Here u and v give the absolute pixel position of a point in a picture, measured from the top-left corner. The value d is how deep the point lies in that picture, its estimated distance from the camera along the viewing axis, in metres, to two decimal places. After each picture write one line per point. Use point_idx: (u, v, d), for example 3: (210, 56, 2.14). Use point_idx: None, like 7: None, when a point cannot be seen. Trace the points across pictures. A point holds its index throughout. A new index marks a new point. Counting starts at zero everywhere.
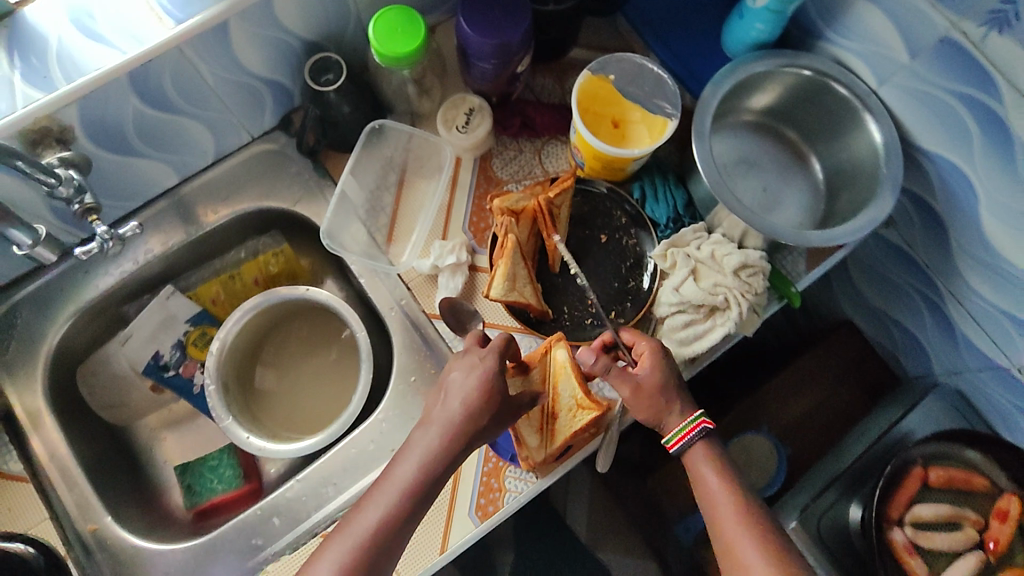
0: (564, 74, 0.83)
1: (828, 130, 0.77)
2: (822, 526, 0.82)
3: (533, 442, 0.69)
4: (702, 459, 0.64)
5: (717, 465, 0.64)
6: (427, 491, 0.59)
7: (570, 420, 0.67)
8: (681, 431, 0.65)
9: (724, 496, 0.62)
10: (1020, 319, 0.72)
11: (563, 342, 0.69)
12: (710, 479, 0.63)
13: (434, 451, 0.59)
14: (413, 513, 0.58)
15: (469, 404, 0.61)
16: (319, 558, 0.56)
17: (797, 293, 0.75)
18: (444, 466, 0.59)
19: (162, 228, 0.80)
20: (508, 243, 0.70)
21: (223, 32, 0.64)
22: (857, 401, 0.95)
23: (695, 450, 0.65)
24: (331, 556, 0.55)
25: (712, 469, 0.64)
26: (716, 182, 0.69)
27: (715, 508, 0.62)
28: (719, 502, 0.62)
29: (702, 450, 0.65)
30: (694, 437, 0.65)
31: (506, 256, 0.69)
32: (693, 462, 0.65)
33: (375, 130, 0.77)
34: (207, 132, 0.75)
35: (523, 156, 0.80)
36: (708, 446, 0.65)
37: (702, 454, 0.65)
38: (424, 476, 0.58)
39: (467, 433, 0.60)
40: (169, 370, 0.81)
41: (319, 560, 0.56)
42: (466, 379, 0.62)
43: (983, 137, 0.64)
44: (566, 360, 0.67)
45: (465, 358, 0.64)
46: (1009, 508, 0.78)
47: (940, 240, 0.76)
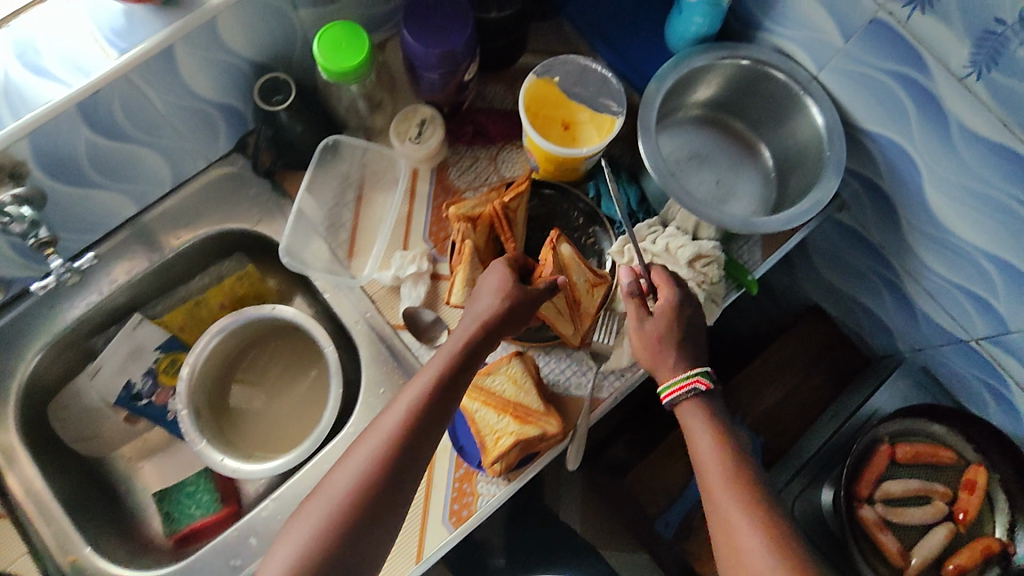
0: (515, 80, 0.84)
1: (774, 118, 0.78)
2: (797, 508, 0.86)
3: (568, 331, 0.73)
4: (696, 417, 0.62)
5: (712, 421, 0.62)
6: (446, 400, 0.59)
7: (589, 298, 0.73)
8: (676, 384, 0.63)
9: (717, 456, 0.60)
10: (975, 291, 0.74)
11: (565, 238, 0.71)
12: (704, 437, 0.61)
13: (450, 360, 0.60)
14: (433, 422, 0.58)
15: (483, 315, 0.63)
16: (339, 468, 0.56)
17: (753, 280, 0.76)
18: (459, 376, 0.60)
19: (125, 257, 0.81)
20: (465, 248, 0.72)
21: (169, 58, 0.64)
22: (825, 385, 0.97)
23: (690, 407, 0.63)
24: (351, 464, 0.56)
25: (707, 426, 0.62)
26: (665, 178, 0.71)
27: (708, 468, 0.60)
28: (714, 464, 0.59)
29: (696, 407, 0.63)
30: (687, 394, 0.63)
31: (465, 262, 0.72)
32: (686, 418, 0.63)
33: (329, 147, 0.77)
34: (163, 160, 0.76)
35: (478, 165, 0.81)
36: (703, 405, 0.63)
37: (695, 412, 0.63)
38: (442, 384, 0.59)
39: (480, 342, 0.61)
40: (143, 398, 0.82)
41: (339, 470, 0.56)
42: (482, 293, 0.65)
43: (918, 113, 0.66)
44: (573, 253, 0.71)
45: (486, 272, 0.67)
46: (977, 479, 0.79)
47: (891, 219, 0.78)
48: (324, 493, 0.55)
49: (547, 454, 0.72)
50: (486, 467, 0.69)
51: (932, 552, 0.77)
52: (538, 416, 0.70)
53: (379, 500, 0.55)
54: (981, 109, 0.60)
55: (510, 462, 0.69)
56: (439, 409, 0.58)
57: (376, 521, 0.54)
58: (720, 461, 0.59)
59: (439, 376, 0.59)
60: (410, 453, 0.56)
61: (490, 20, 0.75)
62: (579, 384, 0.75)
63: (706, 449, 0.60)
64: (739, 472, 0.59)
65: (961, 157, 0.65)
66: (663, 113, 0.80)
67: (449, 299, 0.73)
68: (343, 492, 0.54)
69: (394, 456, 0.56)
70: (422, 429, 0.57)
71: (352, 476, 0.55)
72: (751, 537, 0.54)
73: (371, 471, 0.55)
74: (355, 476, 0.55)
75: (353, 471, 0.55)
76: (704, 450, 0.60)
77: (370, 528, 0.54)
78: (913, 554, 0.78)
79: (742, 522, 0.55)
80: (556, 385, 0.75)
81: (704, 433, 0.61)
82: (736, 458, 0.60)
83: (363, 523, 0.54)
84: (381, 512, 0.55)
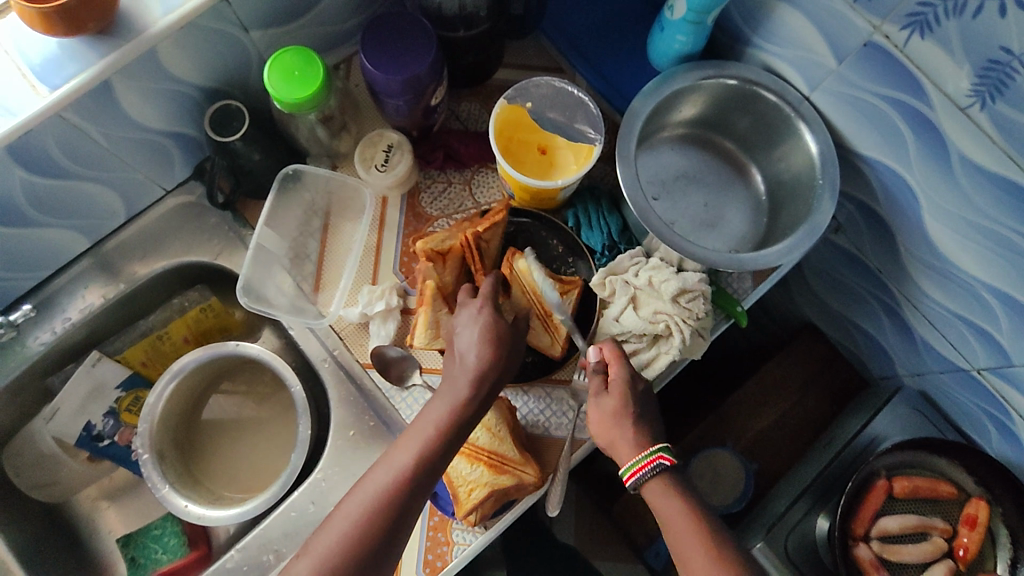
0: (490, 97, 0.79)
1: (766, 140, 0.74)
2: (790, 541, 0.79)
3: (546, 342, 0.70)
4: (663, 496, 0.59)
5: (679, 498, 0.59)
6: (441, 457, 0.56)
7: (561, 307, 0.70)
8: (635, 465, 0.60)
9: (694, 537, 0.57)
10: (975, 323, 0.69)
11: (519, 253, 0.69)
12: (678, 519, 0.58)
13: (445, 413, 0.57)
14: (420, 489, 0.54)
15: (474, 370, 0.58)
16: (325, 527, 0.53)
17: (743, 311, 0.71)
18: (454, 432, 0.56)
19: (78, 293, 0.77)
20: (425, 290, 0.68)
21: (106, 91, 0.60)
22: (823, 407, 0.92)
23: (655, 486, 0.60)
24: (338, 523, 0.52)
25: (680, 505, 0.58)
26: (644, 210, 0.66)
27: (686, 552, 0.57)
28: (692, 548, 0.56)
29: (662, 486, 0.59)
30: (651, 473, 0.60)
31: (426, 304, 0.68)
32: (652, 500, 0.60)
33: (290, 175, 0.73)
34: (113, 193, 0.72)
35: (452, 190, 0.76)
36: (669, 482, 0.60)
37: (661, 492, 0.59)
38: (437, 440, 0.56)
39: (474, 397, 0.58)
40: (105, 439, 0.77)
41: (325, 529, 0.53)
42: (474, 336, 0.60)
43: (917, 141, 0.61)
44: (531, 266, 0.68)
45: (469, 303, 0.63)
46: (978, 514, 0.76)
47: (888, 245, 0.73)
48: (309, 554, 0.52)
49: (525, 500, 0.69)
50: (460, 519, 0.65)
51: None
52: (514, 465, 0.66)
53: (364, 565, 0.51)
54: (984, 140, 0.55)
55: (486, 512, 0.65)
56: (433, 468, 0.55)
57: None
58: (699, 545, 0.56)
59: (434, 431, 0.56)
60: (401, 514, 0.53)
61: (458, 39, 0.70)
62: (558, 424, 0.71)
63: (682, 531, 0.57)
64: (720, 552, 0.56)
65: (962, 189, 0.60)
66: (648, 132, 0.75)
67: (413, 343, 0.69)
68: (328, 555, 0.51)
69: (383, 518, 0.52)
70: (415, 488, 0.54)
71: (338, 536, 0.52)
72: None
73: (358, 533, 0.52)
74: (342, 538, 0.51)
75: (340, 532, 0.52)
76: (680, 533, 0.57)
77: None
78: None
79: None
80: (534, 425, 0.71)
81: (675, 513, 0.58)
82: (714, 536, 0.57)
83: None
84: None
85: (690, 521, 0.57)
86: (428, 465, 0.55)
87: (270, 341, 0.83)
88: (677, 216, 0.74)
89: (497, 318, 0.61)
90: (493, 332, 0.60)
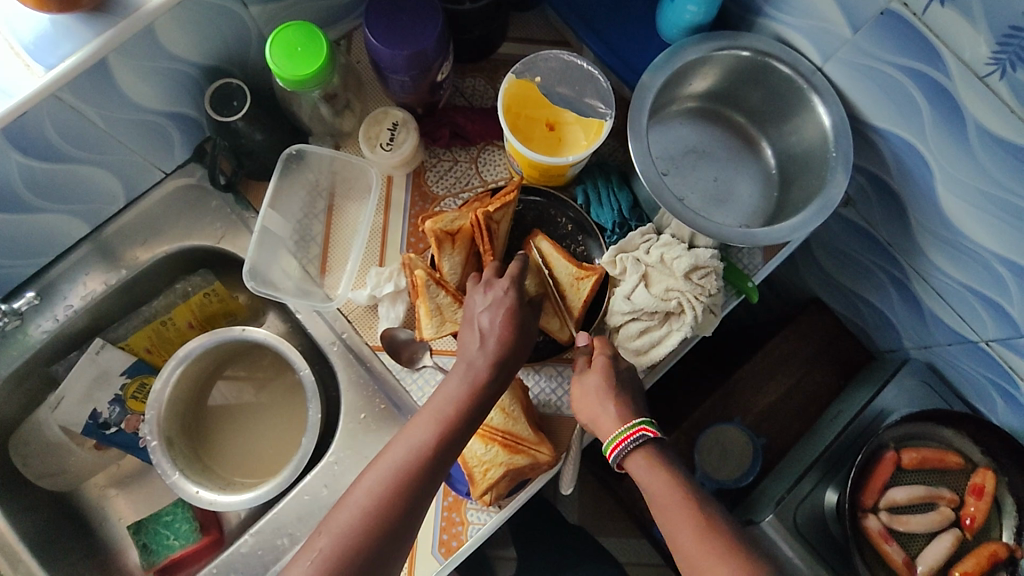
0: (495, 73, 0.77)
1: (778, 114, 0.73)
2: (799, 516, 0.80)
3: (555, 326, 0.69)
4: (647, 471, 0.58)
5: (664, 472, 0.58)
6: (459, 437, 0.55)
7: (576, 292, 0.69)
8: (618, 438, 0.59)
9: (681, 509, 0.56)
10: (985, 294, 0.69)
11: (542, 236, 0.71)
12: (663, 491, 0.57)
13: (463, 393, 0.57)
14: (437, 470, 0.54)
15: (495, 355, 0.59)
16: (343, 505, 0.52)
17: (754, 287, 0.71)
18: (472, 412, 0.56)
19: (78, 280, 0.75)
20: (418, 279, 0.67)
21: (102, 68, 0.59)
22: (829, 381, 0.92)
23: (639, 458, 0.59)
24: (356, 501, 0.52)
25: (664, 477, 0.58)
26: (656, 184, 0.65)
27: (674, 523, 0.56)
28: (680, 521, 0.56)
29: (646, 458, 0.59)
30: (634, 445, 0.59)
31: (422, 295, 0.67)
32: (637, 474, 0.59)
33: (293, 156, 0.72)
34: (112, 176, 0.70)
35: (458, 167, 0.75)
36: (651, 455, 0.59)
37: (644, 464, 0.58)
38: (456, 419, 0.55)
39: (491, 379, 0.58)
40: (111, 427, 0.76)
41: (342, 508, 0.52)
42: (493, 320, 0.60)
43: (932, 111, 0.60)
44: (552, 249, 0.70)
45: (491, 285, 0.63)
46: (984, 484, 0.76)
47: (898, 217, 0.73)
48: (327, 532, 0.51)
49: (538, 479, 0.69)
50: (475, 499, 0.66)
51: (938, 559, 0.75)
52: (529, 445, 0.66)
53: (383, 544, 0.50)
54: (1002, 110, 0.55)
55: (500, 491, 0.66)
56: (450, 447, 0.55)
57: (380, 567, 0.50)
58: (688, 518, 0.55)
59: (452, 411, 0.56)
60: (419, 492, 0.52)
61: (462, 11, 0.68)
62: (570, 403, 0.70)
63: (670, 504, 0.56)
64: (709, 524, 0.55)
65: (977, 160, 0.59)
66: (657, 106, 0.74)
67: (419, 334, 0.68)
68: (348, 533, 0.50)
69: (403, 496, 0.52)
70: (433, 467, 0.53)
71: (358, 515, 0.51)
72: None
73: (378, 512, 0.51)
74: (361, 516, 0.51)
75: (359, 510, 0.51)
76: (667, 505, 0.57)
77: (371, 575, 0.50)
78: (918, 562, 0.76)
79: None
80: (547, 404, 0.71)
81: (661, 487, 0.57)
82: (703, 509, 0.56)
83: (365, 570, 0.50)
84: (385, 557, 0.51)
85: (675, 492, 0.57)
86: (446, 443, 0.54)
87: (275, 325, 0.82)
88: (687, 191, 0.74)
89: (519, 302, 0.62)
90: (513, 316, 0.61)
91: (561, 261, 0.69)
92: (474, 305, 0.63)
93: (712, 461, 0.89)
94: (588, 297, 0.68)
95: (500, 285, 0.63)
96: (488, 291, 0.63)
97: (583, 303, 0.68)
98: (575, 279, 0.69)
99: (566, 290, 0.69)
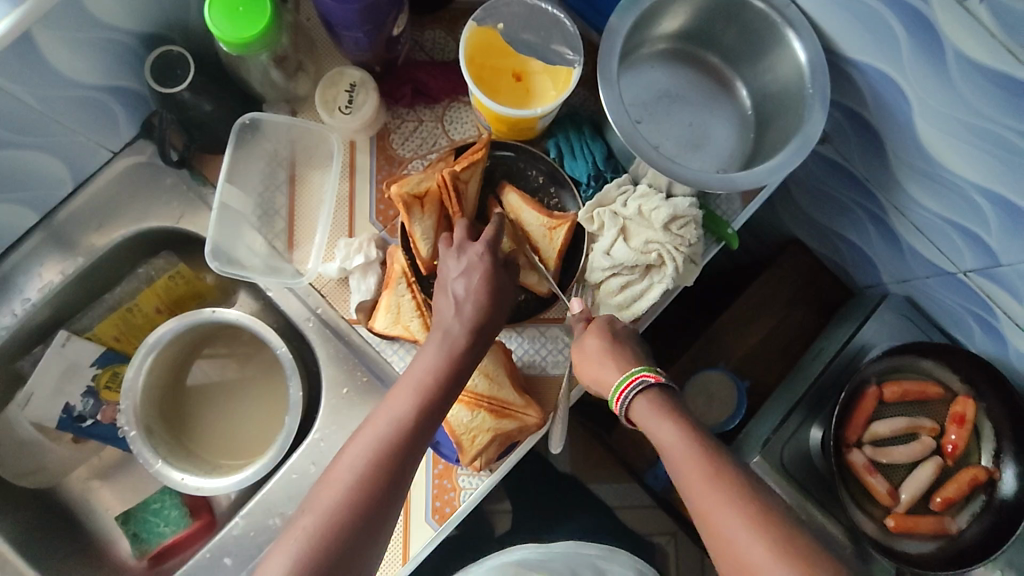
0: (454, 23, 0.73)
1: (752, 50, 0.70)
2: (786, 453, 0.81)
3: (532, 280, 0.68)
4: (651, 417, 0.58)
5: (666, 415, 0.57)
6: (440, 407, 0.55)
7: (549, 242, 0.67)
8: (625, 380, 0.59)
9: (688, 454, 0.54)
10: (963, 225, 0.68)
11: (512, 188, 0.69)
12: (669, 438, 0.56)
13: (442, 362, 0.56)
14: (420, 440, 0.53)
15: (473, 320, 0.59)
16: (326, 482, 0.51)
17: (734, 233, 0.69)
18: (452, 381, 0.56)
19: (33, 271, 0.72)
20: (393, 272, 0.67)
21: (30, 44, 0.55)
22: (810, 321, 0.92)
23: (642, 405, 0.58)
24: (340, 476, 0.50)
25: (669, 424, 0.56)
26: (629, 133, 0.62)
27: (684, 473, 0.54)
28: (692, 469, 0.53)
29: (650, 403, 0.58)
30: (635, 392, 0.59)
31: (390, 287, 0.67)
32: (642, 419, 0.58)
33: (247, 126, 0.68)
34: (57, 159, 0.66)
35: (424, 127, 0.72)
36: (654, 399, 0.58)
37: (647, 408, 0.58)
38: (435, 389, 0.55)
39: (469, 348, 0.58)
40: (86, 420, 0.74)
41: (325, 486, 0.50)
42: (468, 286, 0.60)
43: (910, 39, 0.58)
44: (520, 202, 0.68)
45: (464, 249, 0.62)
46: (965, 412, 0.77)
47: (877, 153, 0.71)
48: (312, 511, 0.49)
49: (528, 441, 0.68)
50: (466, 465, 0.66)
51: (920, 487, 0.77)
52: (515, 409, 0.66)
53: (372, 518, 0.49)
54: (980, 35, 0.53)
55: (491, 456, 0.66)
56: (432, 418, 0.54)
57: (368, 542, 0.49)
58: (695, 462, 0.54)
59: (431, 381, 0.55)
60: (405, 463, 0.52)
61: None
62: (555, 362, 0.70)
63: (676, 455, 0.55)
64: (720, 470, 0.53)
65: (956, 88, 0.58)
66: (627, 50, 0.71)
67: (371, 324, 0.67)
68: (333, 509, 0.48)
69: (387, 469, 0.51)
70: (416, 437, 0.53)
71: (343, 490, 0.49)
72: (749, 541, 0.49)
73: (365, 484, 0.50)
74: (346, 490, 0.49)
75: (345, 484, 0.50)
76: (677, 455, 0.55)
77: (359, 551, 0.48)
78: (902, 491, 0.78)
79: (735, 529, 0.50)
80: (531, 366, 0.70)
81: (668, 434, 0.56)
82: (711, 454, 0.54)
83: (355, 544, 0.48)
84: (372, 533, 0.49)
85: (681, 441, 0.55)
86: (427, 414, 0.54)
87: (247, 304, 0.79)
88: (662, 138, 0.71)
89: (495, 266, 0.61)
90: (490, 280, 0.60)
91: (530, 212, 0.67)
92: (448, 270, 0.61)
93: (700, 407, 0.88)
94: (562, 245, 0.67)
95: (474, 250, 0.61)
96: (461, 254, 0.61)
97: (559, 251, 0.67)
98: (547, 229, 0.67)
99: (539, 241, 0.67)
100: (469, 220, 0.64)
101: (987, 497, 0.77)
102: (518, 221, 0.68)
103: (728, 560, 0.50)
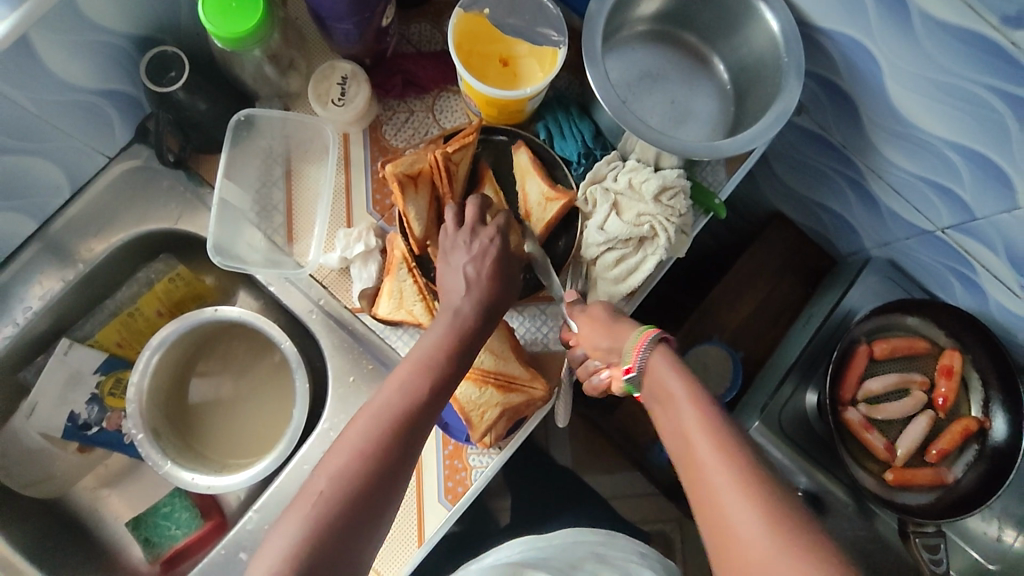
0: (439, 16, 0.75)
1: (726, 27, 0.73)
2: (785, 416, 0.83)
3: None
4: (665, 368, 0.54)
5: (678, 367, 0.54)
6: (448, 382, 0.56)
7: (542, 212, 0.69)
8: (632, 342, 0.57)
9: (694, 408, 0.51)
10: (939, 182, 0.71)
11: (525, 146, 0.70)
12: (678, 389, 0.52)
13: (450, 339, 0.58)
14: (429, 412, 0.54)
15: (481, 300, 0.60)
16: (337, 448, 0.51)
17: (721, 204, 0.71)
18: (459, 357, 0.57)
19: (33, 280, 0.72)
20: (394, 257, 0.68)
21: (26, 48, 0.56)
22: (799, 291, 0.95)
23: (652, 356, 0.56)
24: (353, 443, 0.51)
25: (679, 378, 0.53)
26: (618, 111, 0.65)
27: (686, 427, 0.50)
28: (693, 420, 0.50)
29: (662, 355, 0.55)
30: (647, 346, 0.56)
31: (392, 273, 0.68)
32: (653, 368, 0.55)
33: (242, 123, 0.69)
34: (53, 164, 0.67)
35: (416, 117, 0.73)
36: (667, 354, 0.56)
37: (657, 357, 0.55)
38: (444, 363, 0.56)
39: (477, 326, 0.59)
40: (92, 427, 0.74)
41: (336, 451, 0.51)
42: (479, 269, 0.61)
43: (877, 5, 0.61)
44: (529, 163, 0.69)
45: (477, 231, 0.63)
46: (952, 363, 0.80)
47: (853, 118, 0.74)
48: (325, 474, 0.50)
49: (535, 416, 0.70)
50: (476, 442, 0.67)
51: (915, 440, 0.79)
52: (522, 383, 0.67)
53: (383, 484, 0.50)
54: None
55: (500, 431, 0.67)
56: (441, 393, 0.55)
57: (379, 509, 0.50)
58: (697, 414, 0.50)
59: (440, 355, 0.57)
60: (414, 433, 0.53)
61: None
62: (557, 339, 0.71)
63: (683, 407, 0.51)
64: (723, 428, 0.49)
65: (923, 48, 0.61)
66: (607, 33, 0.74)
67: (375, 310, 0.68)
68: (348, 473, 0.49)
69: (401, 436, 0.52)
70: (424, 413, 0.54)
71: (357, 455, 0.50)
72: (739, 501, 0.45)
73: (378, 451, 0.51)
74: (360, 456, 0.50)
75: (358, 450, 0.50)
76: (681, 405, 0.51)
77: (370, 517, 0.49)
78: (898, 445, 0.80)
79: (726, 488, 0.46)
80: (534, 343, 0.71)
81: (678, 385, 0.53)
82: (714, 410, 0.50)
83: (368, 509, 0.49)
84: (384, 500, 0.50)
85: (690, 393, 0.51)
86: (437, 388, 0.55)
87: (248, 303, 0.80)
88: (647, 115, 0.74)
89: (504, 253, 0.62)
90: (499, 268, 0.62)
91: (535, 179, 0.69)
92: (459, 254, 0.62)
93: (696, 380, 0.90)
94: (552, 219, 0.68)
95: (486, 233, 0.63)
96: (472, 238, 0.63)
97: (546, 223, 0.68)
98: (544, 198, 0.68)
99: (534, 209, 0.69)
100: (481, 196, 0.65)
101: (980, 446, 0.80)
102: (522, 185, 0.70)
103: (715, 523, 0.46)
